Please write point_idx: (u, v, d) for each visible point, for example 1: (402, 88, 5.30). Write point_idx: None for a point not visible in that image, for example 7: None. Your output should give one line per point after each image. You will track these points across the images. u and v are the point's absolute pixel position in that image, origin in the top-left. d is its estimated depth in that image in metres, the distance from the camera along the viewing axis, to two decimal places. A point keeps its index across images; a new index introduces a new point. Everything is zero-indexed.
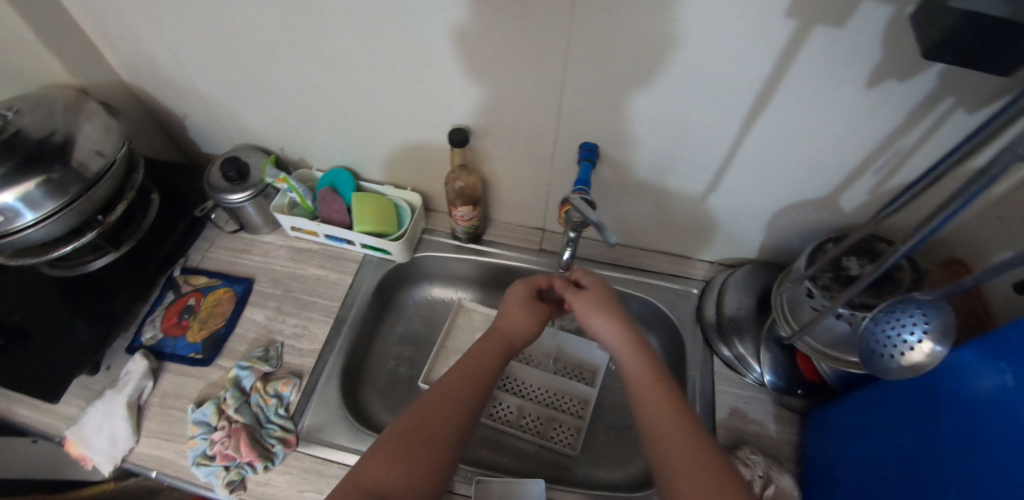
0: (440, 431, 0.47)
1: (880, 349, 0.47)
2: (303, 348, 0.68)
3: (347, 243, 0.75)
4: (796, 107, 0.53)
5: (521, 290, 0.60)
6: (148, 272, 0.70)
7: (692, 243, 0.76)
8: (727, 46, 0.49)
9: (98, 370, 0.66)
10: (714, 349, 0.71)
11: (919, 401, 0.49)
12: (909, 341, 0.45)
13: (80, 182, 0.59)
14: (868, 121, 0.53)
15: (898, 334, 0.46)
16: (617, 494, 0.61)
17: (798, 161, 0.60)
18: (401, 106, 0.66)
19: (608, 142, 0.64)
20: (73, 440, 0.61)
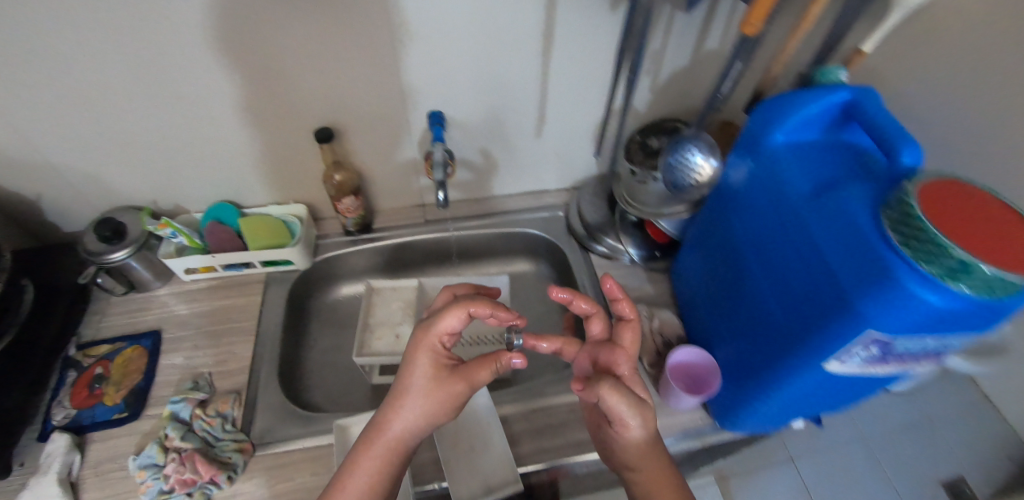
0: None
1: (687, 180, 0.63)
2: (233, 370, 0.71)
3: (246, 267, 0.79)
4: (576, 37, 0.70)
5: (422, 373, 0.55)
6: (40, 355, 0.67)
7: (549, 177, 0.91)
8: (508, 2, 0.64)
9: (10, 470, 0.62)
10: (590, 248, 0.85)
11: (710, 209, 0.65)
12: (700, 165, 0.62)
13: None
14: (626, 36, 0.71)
15: (693, 164, 0.62)
16: (549, 379, 0.71)
17: (596, 81, 0.76)
18: (262, 125, 0.72)
19: (452, 107, 0.76)
20: None
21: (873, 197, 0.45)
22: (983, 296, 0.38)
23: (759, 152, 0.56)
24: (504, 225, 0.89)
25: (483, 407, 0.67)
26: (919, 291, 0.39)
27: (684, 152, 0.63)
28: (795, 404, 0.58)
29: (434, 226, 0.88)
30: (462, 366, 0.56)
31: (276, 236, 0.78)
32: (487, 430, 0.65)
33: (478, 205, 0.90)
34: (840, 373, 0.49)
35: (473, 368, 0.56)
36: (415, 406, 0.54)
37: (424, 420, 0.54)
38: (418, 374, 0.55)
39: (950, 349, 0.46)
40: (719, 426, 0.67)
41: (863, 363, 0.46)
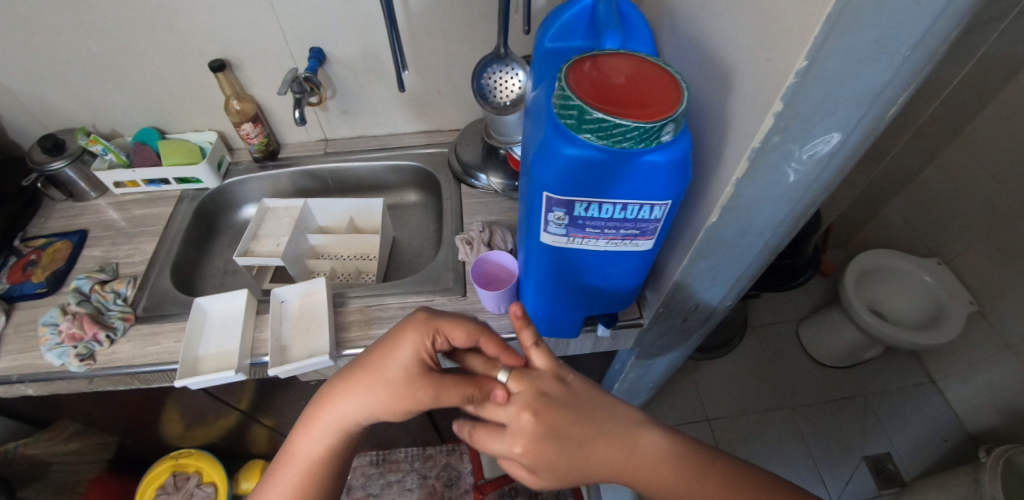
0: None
1: (512, 97, 0.70)
2: (136, 261, 0.85)
3: (164, 183, 0.93)
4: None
5: (402, 361, 0.54)
6: None
7: (437, 116, 0.97)
8: None
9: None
10: (469, 184, 0.88)
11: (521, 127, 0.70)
12: (519, 81, 0.69)
13: None
14: None
15: (515, 81, 0.69)
16: (391, 287, 0.80)
17: (457, 21, 0.82)
18: (167, 57, 0.84)
19: (329, 45, 0.85)
20: None
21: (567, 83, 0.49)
22: (602, 142, 0.42)
23: (535, 56, 0.61)
24: (391, 158, 0.96)
25: (321, 300, 0.78)
26: (558, 143, 0.44)
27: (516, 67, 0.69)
28: (567, 297, 0.62)
29: (330, 157, 0.98)
30: (434, 374, 0.53)
31: (189, 157, 0.91)
32: (319, 317, 0.76)
33: (371, 141, 0.99)
34: (559, 248, 0.54)
35: (442, 381, 0.52)
36: (361, 398, 0.54)
37: (370, 407, 0.54)
38: (387, 367, 0.54)
39: (643, 221, 0.49)
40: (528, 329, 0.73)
41: (567, 232, 0.51)
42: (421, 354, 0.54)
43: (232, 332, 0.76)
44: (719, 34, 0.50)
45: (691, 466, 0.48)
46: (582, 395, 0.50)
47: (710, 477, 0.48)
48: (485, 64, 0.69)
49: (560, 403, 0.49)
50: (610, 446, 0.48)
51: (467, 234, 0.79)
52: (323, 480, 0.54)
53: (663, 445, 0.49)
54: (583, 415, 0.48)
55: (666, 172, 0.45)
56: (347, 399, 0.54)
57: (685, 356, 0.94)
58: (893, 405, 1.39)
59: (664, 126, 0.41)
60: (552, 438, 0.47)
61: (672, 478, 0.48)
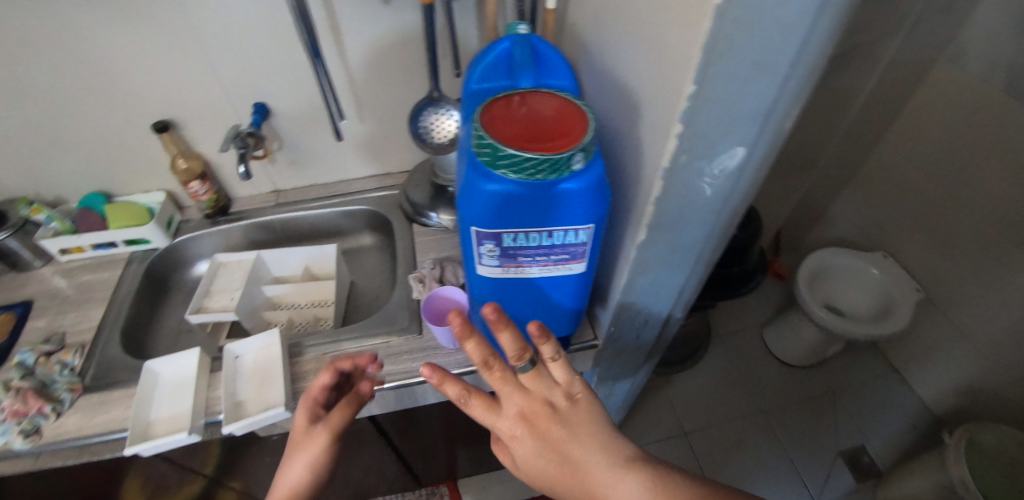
0: None
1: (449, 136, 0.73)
2: (84, 328, 0.83)
3: (113, 247, 0.92)
4: (357, 35, 0.78)
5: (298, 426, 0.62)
6: None
7: (386, 160, 1.00)
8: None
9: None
10: (421, 223, 0.90)
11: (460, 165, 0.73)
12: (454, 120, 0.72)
13: None
14: (407, 25, 0.79)
15: (450, 120, 0.72)
16: (347, 331, 0.79)
17: (395, 70, 0.85)
18: (110, 122, 0.85)
19: (273, 99, 0.87)
20: None
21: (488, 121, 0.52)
22: (517, 176, 0.44)
23: (463, 97, 0.64)
24: (343, 203, 0.98)
25: (275, 351, 0.76)
26: (478, 181, 0.46)
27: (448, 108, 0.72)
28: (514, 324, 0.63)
29: (282, 208, 0.98)
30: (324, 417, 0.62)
31: (134, 218, 0.91)
32: (273, 369, 0.74)
33: (323, 189, 1.01)
34: (497, 279, 0.55)
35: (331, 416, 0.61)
36: (285, 471, 0.59)
37: (299, 472, 0.59)
38: (295, 437, 0.61)
39: (572, 245, 0.51)
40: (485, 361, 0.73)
41: (501, 263, 0.53)
42: (312, 410, 0.63)
43: (184, 392, 0.74)
44: (625, 69, 0.54)
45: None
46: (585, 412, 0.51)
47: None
48: (420, 109, 0.72)
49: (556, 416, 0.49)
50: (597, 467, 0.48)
51: (419, 272, 0.80)
52: None
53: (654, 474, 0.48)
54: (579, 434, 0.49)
55: (583, 197, 0.47)
56: (281, 479, 0.60)
57: (648, 372, 0.96)
58: (862, 400, 1.43)
59: (572, 157, 0.44)
60: (543, 444, 0.49)
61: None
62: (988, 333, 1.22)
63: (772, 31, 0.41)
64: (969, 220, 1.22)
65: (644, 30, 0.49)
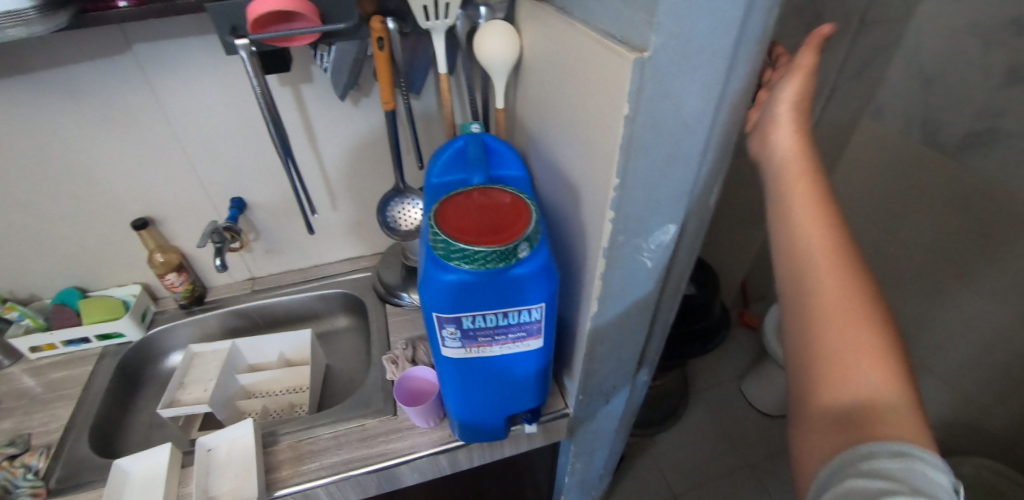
0: None
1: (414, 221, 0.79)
2: (51, 429, 0.82)
3: (85, 342, 0.92)
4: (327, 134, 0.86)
5: None
6: None
7: (360, 243, 1.05)
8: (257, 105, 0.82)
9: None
10: (393, 303, 0.94)
11: None
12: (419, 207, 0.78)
13: None
14: (376, 123, 0.87)
15: (415, 207, 0.78)
16: (322, 418, 0.80)
17: (365, 161, 0.92)
18: (90, 221, 0.89)
19: (250, 192, 0.92)
20: None
21: None
22: (469, 266, 0.49)
23: (426, 189, 0.70)
24: (318, 287, 1.01)
25: (248, 440, 0.76)
26: (436, 272, 0.51)
27: (411, 198, 0.78)
28: (483, 401, 0.66)
29: (258, 294, 1.01)
30: None
31: (110, 312, 0.91)
32: (246, 459, 0.73)
33: (299, 274, 1.04)
34: (461, 358, 0.58)
35: None
36: None
37: None
38: None
39: (527, 323, 0.55)
40: (459, 438, 0.74)
41: (462, 344, 0.56)
42: None
43: (154, 485, 0.71)
44: (565, 163, 0.61)
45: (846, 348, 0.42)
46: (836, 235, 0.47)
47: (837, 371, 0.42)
48: (386, 200, 0.79)
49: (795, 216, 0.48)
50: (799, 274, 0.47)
51: (392, 353, 0.83)
52: None
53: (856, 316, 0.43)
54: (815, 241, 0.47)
55: (532, 280, 0.52)
56: None
57: (625, 435, 0.97)
58: None
59: (517, 246, 0.49)
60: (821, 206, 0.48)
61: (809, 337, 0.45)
62: (950, 366, 1.28)
63: (677, 131, 0.48)
64: (910, 264, 1.31)
65: (576, 133, 0.56)
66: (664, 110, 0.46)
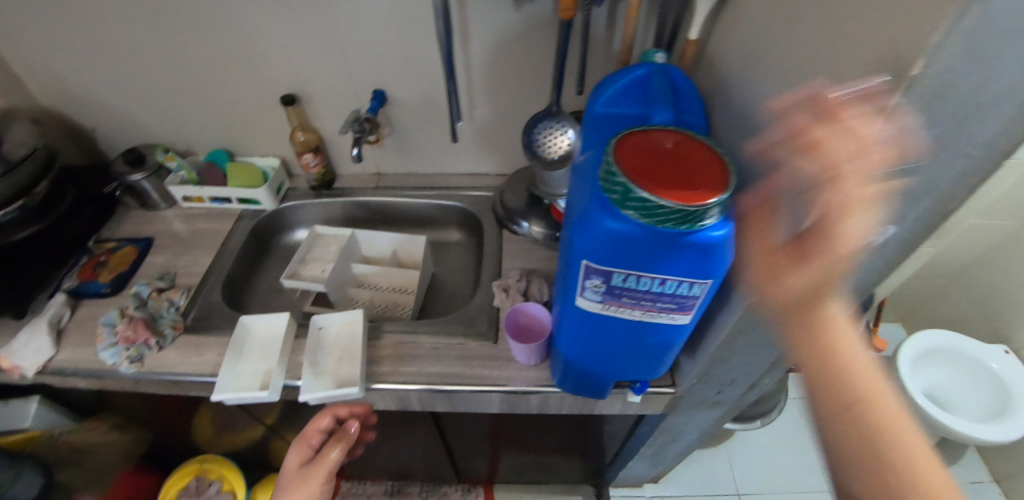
0: None
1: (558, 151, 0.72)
2: (193, 272, 0.91)
3: (227, 202, 0.99)
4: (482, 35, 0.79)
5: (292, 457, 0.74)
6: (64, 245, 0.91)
7: (486, 162, 1.00)
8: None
9: (24, 316, 0.86)
10: (508, 229, 0.91)
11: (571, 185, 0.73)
12: (567, 138, 0.71)
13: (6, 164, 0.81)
14: (534, 34, 0.78)
15: (563, 137, 0.71)
16: (426, 326, 0.80)
17: (512, 75, 0.84)
18: (244, 88, 0.92)
19: (390, 87, 0.90)
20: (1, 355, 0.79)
21: None
22: (643, 220, 0.43)
23: (586, 119, 0.63)
24: (438, 197, 0.99)
25: (357, 328, 0.78)
26: (600, 216, 0.45)
27: (562, 123, 0.72)
28: (597, 358, 0.61)
29: (382, 190, 1.01)
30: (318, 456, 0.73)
31: (251, 179, 0.97)
32: (352, 345, 0.76)
33: (422, 179, 1.02)
34: (594, 313, 0.54)
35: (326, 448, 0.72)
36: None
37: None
38: (291, 472, 0.73)
39: (681, 296, 0.49)
40: (558, 385, 0.71)
41: (602, 299, 0.51)
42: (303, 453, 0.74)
43: (274, 348, 0.77)
44: (772, 118, 0.50)
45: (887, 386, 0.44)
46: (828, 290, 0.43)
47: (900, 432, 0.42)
48: (534, 122, 0.73)
49: (795, 310, 0.45)
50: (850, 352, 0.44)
51: (504, 281, 0.80)
52: None
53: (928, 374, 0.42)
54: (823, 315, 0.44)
55: (709, 254, 0.45)
56: None
57: (719, 427, 0.90)
58: None
59: (708, 211, 0.42)
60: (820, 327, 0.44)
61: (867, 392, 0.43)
62: None
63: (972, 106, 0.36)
64: None
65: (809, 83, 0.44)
66: (963, 79, 0.33)
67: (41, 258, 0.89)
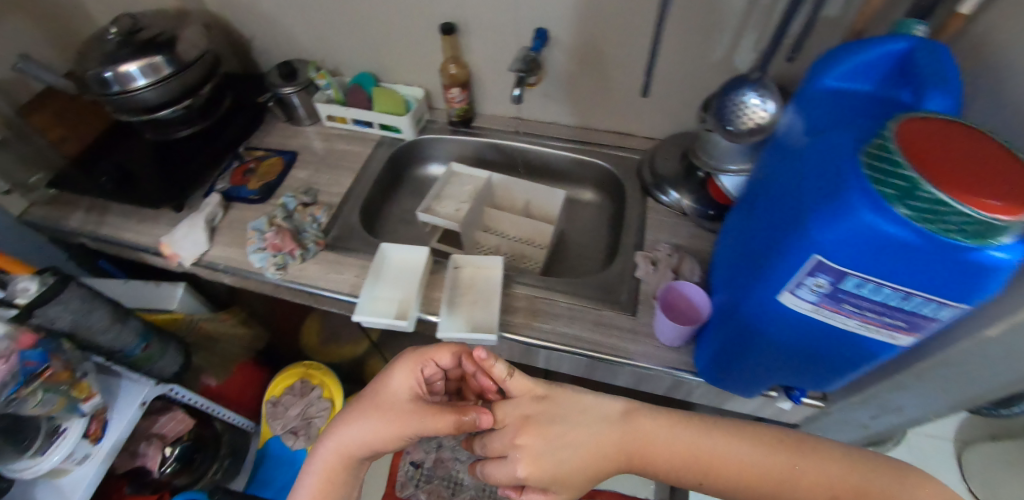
0: (382, 445, 0.63)
1: (744, 121, 0.65)
2: (334, 191, 0.92)
3: (369, 126, 0.99)
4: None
5: (404, 378, 0.66)
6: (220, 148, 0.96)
7: (635, 121, 0.94)
8: None
9: (182, 209, 0.92)
10: (653, 196, 0.87)
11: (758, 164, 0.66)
12: (758, 109, 0.64)
13: (177, 65, 0.85)
14: None
15: (754, 108, 0.64)
16: (562, 282, 0.79)
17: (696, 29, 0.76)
18: (401, 12, 0.88)
19: (555, 25, 0.84)
20: (166, 242, 0.85)
21: (867, 131, 0.45)
22: (925, 226, 0.38)
23: (804, 97, 0.55)
24: (578, 151, 0.95)
25: (494, 276, 0.77)
26: (860, 205, 0.40)
27: (759, 95, 0.64)
28: (773, 358, 0.57)
29: (521, 136, 0.98)
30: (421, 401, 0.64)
31: (395, 106, 0.96)
32: (490, 290, 0.76)
33: (562, 130, 0.98)
34: (797, 311, 0.49)
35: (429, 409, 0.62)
36: (367, 425, 0.63)
37: (374, 430, 0.62)
38: (388, 397, 0.65)
39: (920, 316, 0.44)
40: (699, 374, 0.67)
41: (818, 300, 0.47)
42: (414, 384, 0.66)
43: (410, 278, 0.78)
44: None
45: (752, 447, 0.60)
46: (593, 426, 0.62)
47: (783, 480, 0.58)
48: (725, 89, 0.67)
49: (626, 452, 0.62)
50: (607, 464, 0.61)
51: (653, 254, 0.77)
52: (384, 441, 0.63)
53: (687, 452, 0.61)
54: (632, 427, 0.62)
55: (986, 274, 0.39)
56: (361, 417, 0.64)
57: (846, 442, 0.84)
58: None
59: (1013, 229, 0.36)
60: (629, 443, 0.62)
61: (717, 470, 0.60)
62: None
63: None
64: None
65: None
66: None
67: (200, 157, 0.93)
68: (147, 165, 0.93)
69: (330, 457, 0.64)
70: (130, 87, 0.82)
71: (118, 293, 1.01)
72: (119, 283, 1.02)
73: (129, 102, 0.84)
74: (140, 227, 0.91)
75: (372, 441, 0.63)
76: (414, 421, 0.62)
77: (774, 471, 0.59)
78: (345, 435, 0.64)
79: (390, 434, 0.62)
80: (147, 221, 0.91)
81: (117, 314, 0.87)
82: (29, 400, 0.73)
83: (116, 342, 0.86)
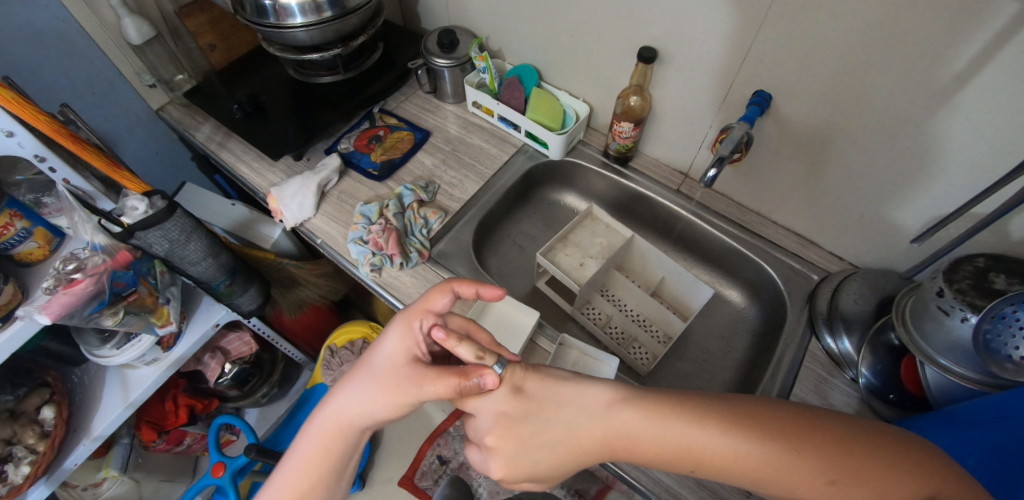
0: (381, 416, 0.49)
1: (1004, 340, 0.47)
2: (454, 194, 0.82)
3: (513, 128, 0.87)
4: (990, 104, 0.53)
5: (395, 329, 0.52)
6: (354, 104, 0.87)
7: (827, 232, 0.76)
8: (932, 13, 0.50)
9: (300, 159, 0.85)
10: (817, 334, 0.70)
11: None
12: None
13: (339, 11, 0.75)
14: None
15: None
16: None
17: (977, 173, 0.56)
18: (599, 18, 0.73)
19: (782, 94, 0.66)
20: (274, 196, 0.79)
21: None
22: None
23: None
24: (740, 241, 0.80)
25: (602, 375, 0.65)
26: None
27: None
28: None
29: (680, 199, 0.83)
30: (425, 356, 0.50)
31: (551, 118, 0.83)
32: None
33: (731, 209, 0.82)
34: None
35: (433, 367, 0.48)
36: (358, 389, 0.50)
37: (371, 397, 0.49)
38: (389, 359, 0.51)
39: None
40: None
41: None
42: (416, 339, 0.52)
43: (510, 340, 0.68)
44: None
45: (747, 437, 0.40)
46: (573, 420, 0.46)
47: (775, 472, 0.39)
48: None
49: (609, 451, 0.45)
50: (588, 461, 0.46)
51: None
52: (383, 413, 0.49)
53: (669, 446, 0.42)
54: (602, 421, 0.45)
55: None
56: (350, 383, 0.51)
57: None
58: None
59: None
60: (604, 441, 0.45)
61: (710, 467, 0.41)
62: None
63: None
64: None
65: None
66: None
67: (332, 110, 0.86)
68: (280, 101, 0.87)
69: (314, 446, 0.49)
70: (286, 25, 0.74)
71: (217, 213, 1.02)
72: (226, 206, 1.03)
73: (283, 38, 0.76)
74: (255, 164, 0.87)
75: (371, 419, 0.49)
76: (417, 383, 0.48)
77: (778, 472, 0.39)
78: (337, 414, 0.50)
79: (389, 408, 0.49)
80: (264, 160, 0.87)
81: (213, 248, 0.82)
82: (109, 317, 0.73)
83: (203, 275, 0.83)
